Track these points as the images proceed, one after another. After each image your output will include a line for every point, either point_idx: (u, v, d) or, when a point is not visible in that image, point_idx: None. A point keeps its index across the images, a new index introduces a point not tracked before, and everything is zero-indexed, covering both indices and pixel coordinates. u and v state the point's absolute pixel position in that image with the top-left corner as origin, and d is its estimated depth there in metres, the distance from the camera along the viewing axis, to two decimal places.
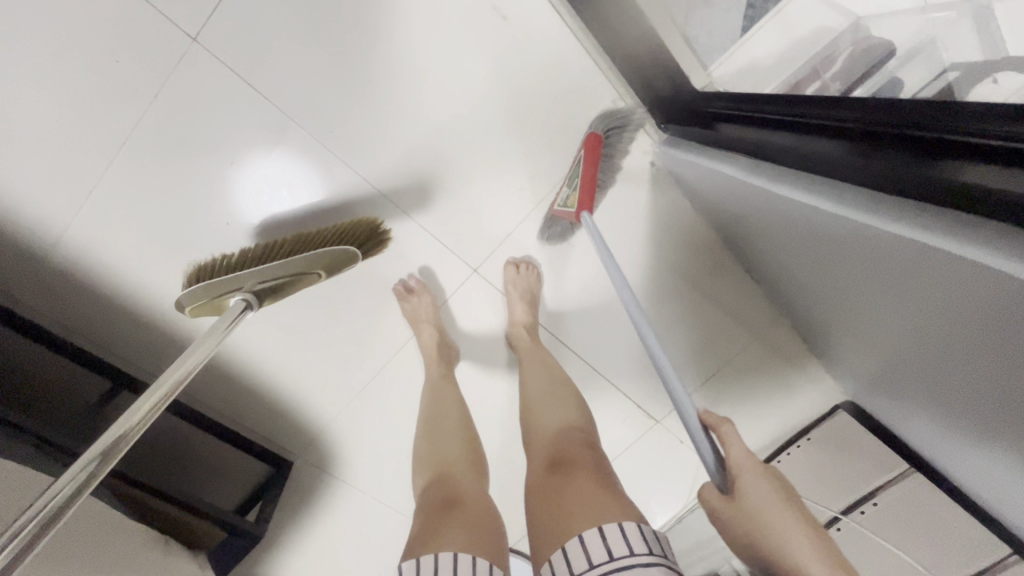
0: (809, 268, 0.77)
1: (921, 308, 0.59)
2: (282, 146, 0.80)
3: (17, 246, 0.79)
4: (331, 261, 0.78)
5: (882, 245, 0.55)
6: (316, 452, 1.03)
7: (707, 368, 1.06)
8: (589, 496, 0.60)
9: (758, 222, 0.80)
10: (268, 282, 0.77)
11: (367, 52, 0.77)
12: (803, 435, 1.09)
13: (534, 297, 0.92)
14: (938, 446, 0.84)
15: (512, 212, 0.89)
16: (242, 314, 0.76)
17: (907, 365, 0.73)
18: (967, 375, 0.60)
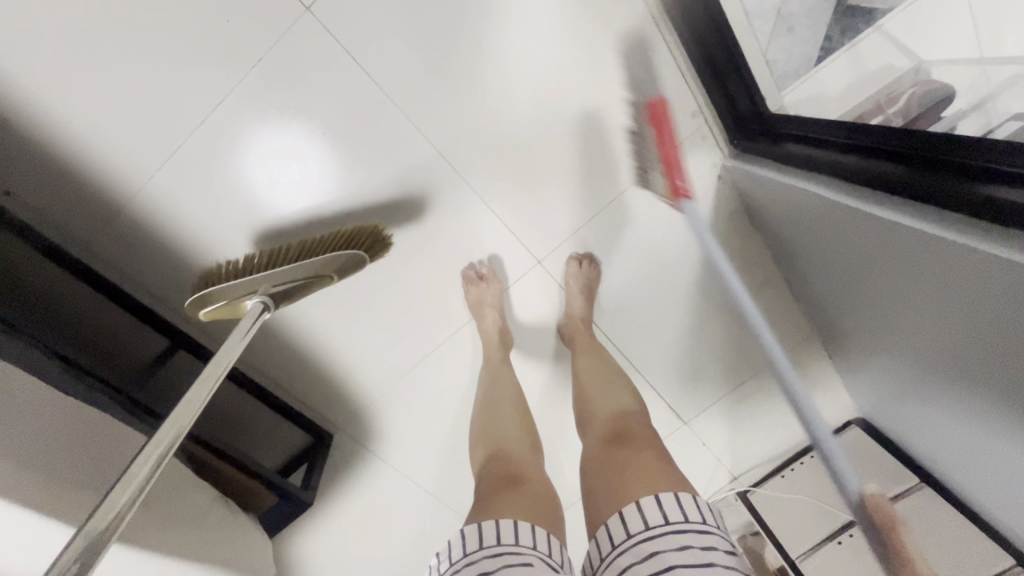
0: (856, 282, 0.84)
1: (964, 322, 0.66)
2: (293, 121, 0.80)
3: (102, 195, 0.81)
4: (338, 264, 0.80)
5: (944, 261, 0.62)
6: (357, 428, 1.04)
7: (736, 374, 1.12)
8: (647, 468, 0.57)
9: (811, 235, 0.86)
10: (280, 286, 0.79)
11: (471, 41, 0.80)
12: (818, 447, 1.17)
13: (593, 293, 0.95)
14: (948, 457, 0.91)
15: (580, 209, 0.93)
16: (260, 316, 0.78)
17: (935, 379, 0.81)
18: (997, 387, 0.67)
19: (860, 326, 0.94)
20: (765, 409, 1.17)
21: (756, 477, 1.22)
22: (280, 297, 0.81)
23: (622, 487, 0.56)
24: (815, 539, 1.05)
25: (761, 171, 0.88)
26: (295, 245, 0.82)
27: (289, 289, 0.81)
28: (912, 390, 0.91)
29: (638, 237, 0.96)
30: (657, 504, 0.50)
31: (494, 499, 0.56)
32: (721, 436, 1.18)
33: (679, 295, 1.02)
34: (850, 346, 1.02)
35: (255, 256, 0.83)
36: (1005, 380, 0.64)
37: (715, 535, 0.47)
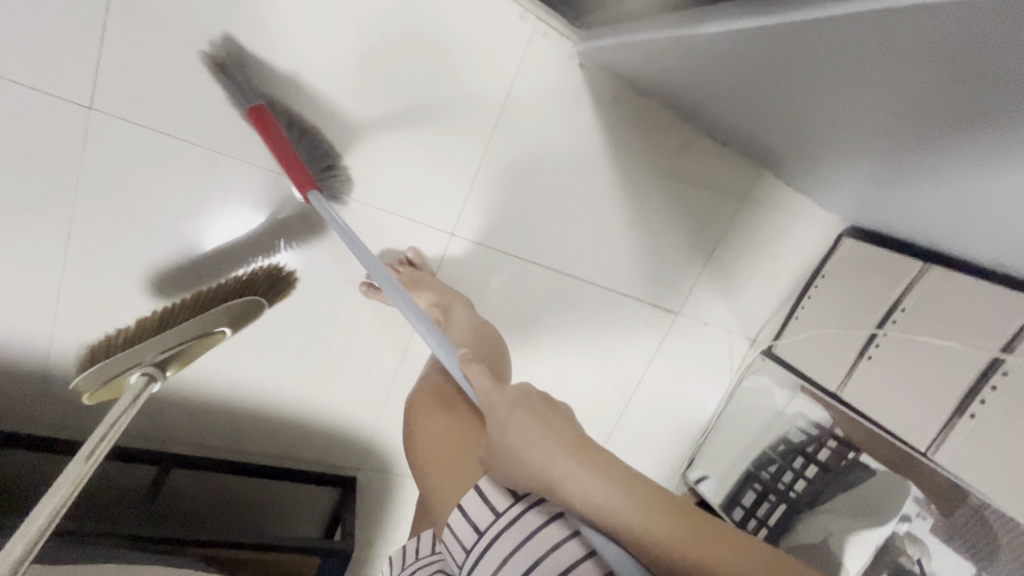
0: (773, 100, 0.76)
1: (906, 91, 0.57)
2: (234, 199, 0.79)
3: (18, 372, 0.80)
4: (230, 314, 0.78)
5: (840, 32, 0.53)
6: (373, 460, 1.05)
7: (703, 246, 1.07)
8: (449, 458, 0.62)
9: (719, 76, 0.76)
10: (169, 350, 0.75)
11: (262, 58, 0.74)
12: (818, 275, 1.13)
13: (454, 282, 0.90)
14: (961, 232, 0.82)
15: (464, 167, 0.88)
16: (147, 388, 0.72)
17: (899, 156, 0.73)
18: (979, 139, 0.58)
19: (802, 142, 0.86)
20: (749, 263, 1.12)
21: (775, 329, 1.18)
22: (172, 361, 0.77)
23: (451, 490, 0.59)
24: (848, 364, 1.02)
25: (623, 40, 0.79)
26: (182, 305, 0.79)
27: (180, 352, 0.77)
28: (896, 180, 0.81)
29: (534, 166, 0.90)
30: (492, 492, 0.53)
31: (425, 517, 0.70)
32: (720, 310, 1.14)
33: (606, 200, 0.97)
34: (811, 165, 0.93)
35: (143, 319, 0.78)
36: (986, 126, 0.55)
37: (533, 507, 0.50)
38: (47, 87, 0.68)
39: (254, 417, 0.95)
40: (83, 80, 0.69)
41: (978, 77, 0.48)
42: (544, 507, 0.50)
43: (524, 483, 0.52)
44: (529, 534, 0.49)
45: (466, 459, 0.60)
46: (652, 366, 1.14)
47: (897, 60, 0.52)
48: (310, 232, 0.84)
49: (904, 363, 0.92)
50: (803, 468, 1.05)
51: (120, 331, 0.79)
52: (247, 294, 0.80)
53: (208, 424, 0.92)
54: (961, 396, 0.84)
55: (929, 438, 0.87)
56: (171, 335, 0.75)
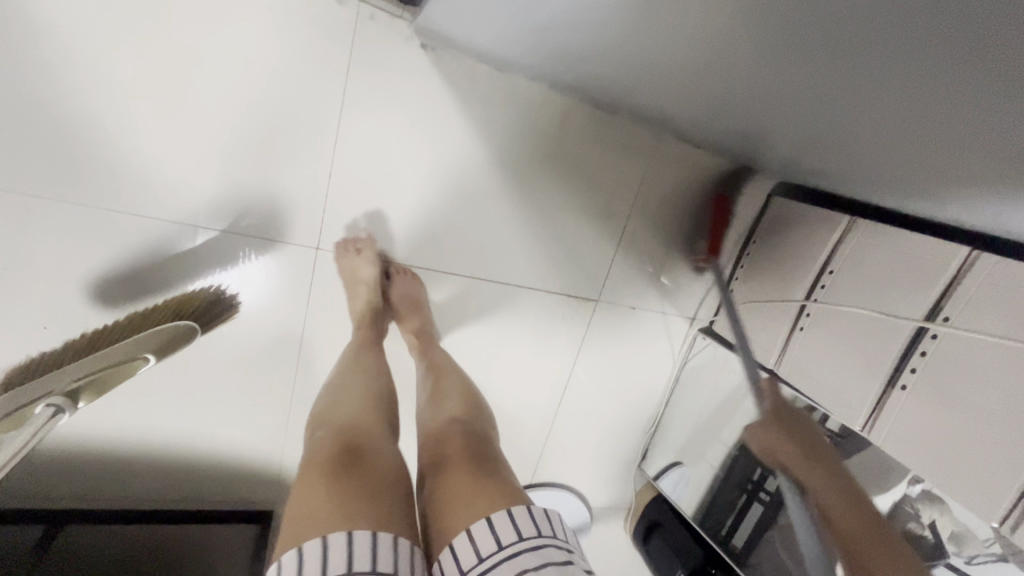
0: (660, 37, 0.62)
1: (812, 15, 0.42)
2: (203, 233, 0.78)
3: None
4: (163, 338, 0.73)
5: None
6: (289, 491, 1.00)
7: (612, 224, 0.98)
8: (474, 489, 0.59)
9: (584, 26, 0.65)
10: (87, 376, 0.67)
11: (50, 88, 0.67)
12: (750, 241, 1.04)
13: (415, 301, 0.89)
14: (892, 167, 0.67)
15: (314, 175, 0.80)
16: (53, 419, 0.63)
17: (814, 99, 0.60)
18: (853, 44, 0.43)
19: (704, 94, 0.74)
20: (670, 238, 1.02)
21: (713, 307, 1.11)
22: (84, 392, 0.68)
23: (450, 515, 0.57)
24: (782, 337, 0.92)
25: (450, 8, 0.70)
26: (116, 332, 0.75)
27: (99, 379, 0.69)
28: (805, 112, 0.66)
29: (397, 163, 0.83)
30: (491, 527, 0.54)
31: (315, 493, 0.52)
32: (646, 291, 1.05)
33: (488, 189, 0.90)
34: (708, 109, 0.80)
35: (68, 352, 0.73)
36: (913, 66, 0.41)
37: (549, 546, 0.52)
38: None
39: (147, 463, 0.90)
40: None
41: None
42: (554, 549, 0.53)
43: (545, 526, 0.55)
44: (528, 568, 0.50)
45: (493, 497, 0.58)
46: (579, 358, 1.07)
47: None
48: (161, 268, 0.78)
49: (834, 334, 0.82)
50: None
51: (43, 362, 0.72)
52: (182, 318, 0.77)
53: (97, 478, 0.88)
54: (893, 363, 0.73)
55: (864, 415, 0.77)
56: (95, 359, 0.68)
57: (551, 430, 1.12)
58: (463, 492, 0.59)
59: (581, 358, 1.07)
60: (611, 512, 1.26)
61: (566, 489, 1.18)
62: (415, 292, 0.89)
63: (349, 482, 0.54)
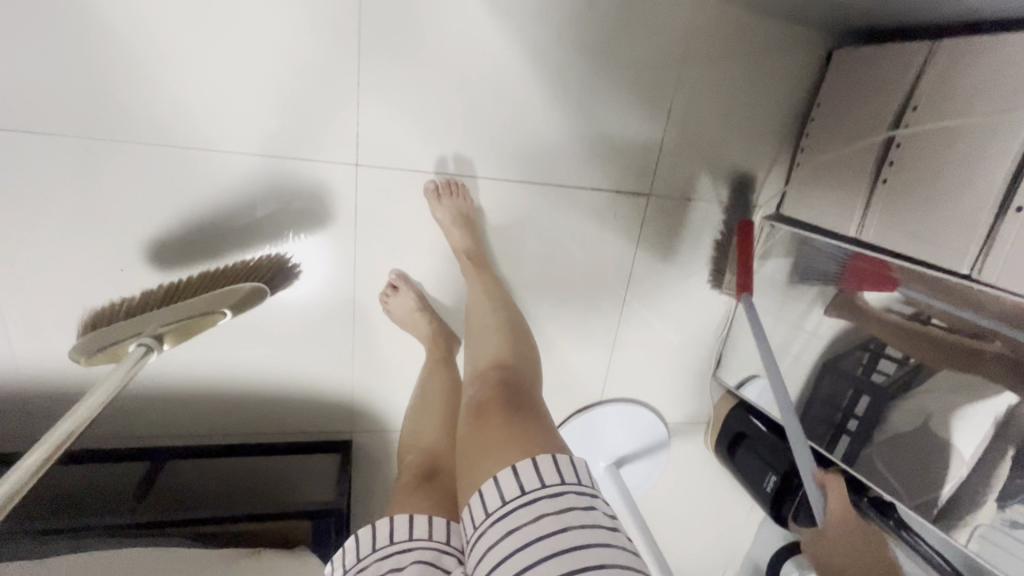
0: None
1: None
2: (248, 163, 0.81)
3: (3, 400, 0.85)
4: (239, 296, 0.75)
5: None
6: (364, 421, 1.02)
7: (658, 108, 0.92)
8: (497, 439, 0.61)
9: None
10: (171, 324, 0.70)
11: (94, 31, 0.71)
12: (814, 106, 0.95)
13: (471, 219, 0.89)
14: None
15: (348, 89, 0.80)
16: (143, 359, 0.67)
17: None
18: None
19: None
20: (724, 115, 0.94)
21: (779, 189, 1.02)
22: (170, 335, 0.71)
23: (475, 465, 0.59)
24: (862, 196, 0.84)
25: None
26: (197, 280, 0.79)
27: (180, 328, 0.71)
28: None
29: (428, 66, 0.82)
30: (529, 470, 0.55)
31: (401, 498, 0.68)
32: (703, 180, 0.98)
33: (521, 84, 0.86)
34: None
35: (153, 292, 0.76)
36: None
37: (567, 493, 0.54)
38: None
39: (233, 398, 0.95)
40: None
41: None
42: (575, 495, 0.54)
43: (571, 474, 0.56)
44: (545, 514, 0.52)
45: (516, 444, 0.59)
46: (638, 259, 1.02)
47: None
48: (216, 225, 0.83)
49: (925, 169, 0.74)
50: (902, 354, 0.87)
51: (126, 301, 0.76)
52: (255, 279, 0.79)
53: (189, 415, 0.94)
54: (1003, 187, 0.65)
55: (971, 256, 0.69)
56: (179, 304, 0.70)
57: (616, 343, 1.08)
58: (485, 443, 0.61)
59: (640, 259, 1.02)
60: (688, 428, 1.21)
61: (638, 404, 1.15)
62: (469, 209, 0.89)
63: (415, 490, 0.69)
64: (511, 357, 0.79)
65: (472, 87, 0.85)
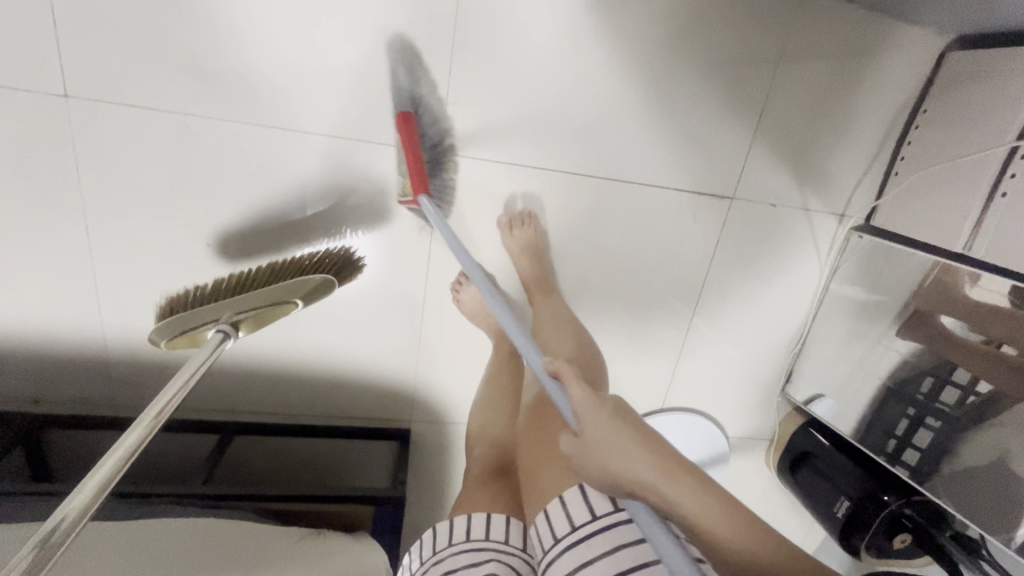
0: None
1: None
2: (334, 147, 0.81)
3: (87, 363, 0.88)
4: (307, 288, 0.77)
5: None
6: (422, 411, 1.02)
7: (747, 107, 0.88)
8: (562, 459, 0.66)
9: None
10: (244, 313, 0.74)
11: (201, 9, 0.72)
12: (919, 112, 0.89)
13: (539, 248, 0.90)
14: None
15: (438, 76, 0.80)
16: (221, 344, 0.71)
17: None
18: None
19: None
20: (819, 119, 0.90)
21: (870, 197, 0.96)
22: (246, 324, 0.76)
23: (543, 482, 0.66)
24: (975, 209, 0.79)
25: None
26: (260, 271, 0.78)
27: (256, 316, 0.76)
28: None
29: (516, 53, 0.81)
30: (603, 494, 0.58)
31: (475, 494, 0.73)
32: (787, 185, 0.94)
33: (610, 78, 0.84)
34: None
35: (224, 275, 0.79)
36: None
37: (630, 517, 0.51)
38: (29, 83, 0.72)
39: (299, 379, 0.96)
40: (53, 69, 0.72)
41: None
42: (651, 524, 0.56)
43: None
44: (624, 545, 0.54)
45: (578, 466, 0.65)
46: (712, 264, 0.98)
47: None
48: (301, 218, 0.84)
49: None
50: (968, 380, 0.84)
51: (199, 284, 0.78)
52: (322, 271, 0.80)
53: (258, 391, 0.95)
54: None
55: None
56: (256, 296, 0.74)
57: (681, 350, 1.05)
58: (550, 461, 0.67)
59: (715, 265, 0.98)
60: (749, 443, 1.16)
61: (700, 414, 1.10)
62: (540, 240, 0.90)
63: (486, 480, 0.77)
64: (571, 360, 0.84)
65: (561, 79, 0.83)
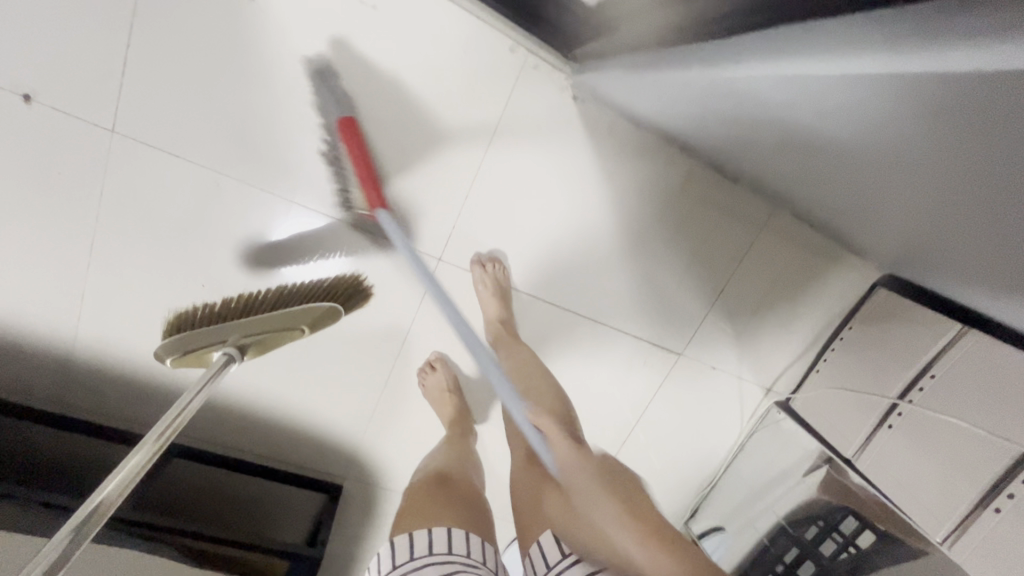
0: (789, 143, 0.72)
1: (932, 144, 0.52)
2: (346, 233, 0.89)
3: (51, 362, 0.90)
4: (312, 316, 0.84)
5: (891, 84, 0.48)
6: (358, 471, 1.07)
7: (711, 283, 1.01)
8: (567, 477, 0.67)
9: (731, 114, 0.73)
10: (250, 336, 0.82)
11: (260, 87, 0.79)
12: (845, 326, 1.04)
13: (504, 291, 0.94)
14: (992, 281, 0.70)
15: (457, 197, 0.89)
16: (226, 366, 0.79)
17: (927, 215, 0.68)
18: (975, 166, 0.50)
19: (818, 190, 0.82)
20: (766, 307, 1.04)
21: (794, 381, 1.10)
22: (251, 346, 0.83)
23: (554, 499, 0.66)
24: (864, 433, 0.92)
25: (612, 74, 0.80)
26: (265, 297, 0.83)
27: (260, 339, 0.83)
28: (911, 217, 0.71)
29: (525, 195, 0.91)
30: None
31: (425, 506, 0.73)
32: (730, 353, 1.07)
33: (603, 232, 0.95)
34: (820, 202, 0.86)
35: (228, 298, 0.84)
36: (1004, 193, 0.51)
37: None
38: (78, 111, 0.76)
39: (252, 419, 1.01)
40: (106, 106, 0.77)
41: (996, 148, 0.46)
42: None
43: None
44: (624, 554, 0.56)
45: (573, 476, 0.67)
46: (650, 403, 1.10)
47: (938, 124, 0.49)
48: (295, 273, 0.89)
49: (926, 440, 0.83)
50: (851, 531, 0.93)
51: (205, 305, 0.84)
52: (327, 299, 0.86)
53: (209, 420, 0.99)
54: (986, 488, 0.74)
55: (947, 529, 0.78)
56: (259, 323, 0.82)
57: None
58: (554, 486, 0.68)
59: (652, 403, 1.10)
60: None
61: None
62: (504, 281, 0.94)
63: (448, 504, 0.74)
64: (560, 401, 0.83)
65: (560, 228, 0.94)
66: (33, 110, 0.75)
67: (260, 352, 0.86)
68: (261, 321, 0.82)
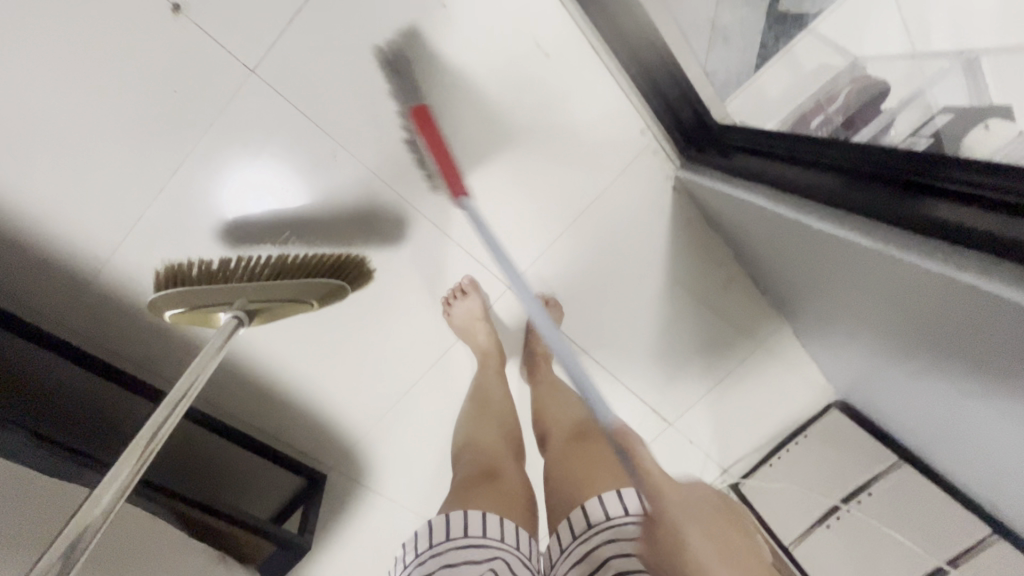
0: (807, 276, 0.91)
1: (922, 315, 0.70)
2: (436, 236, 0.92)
3: (68, 278, 0.80)
4: (323, 292, 0.81)
5: (902, 270, 0.65)
6: (348, 463, 1.05)
7: (712, 369, 1.16)
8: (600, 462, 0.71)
9: (771, 240, 0.91)
10: (258, 302, 0.79)
11: (413, 80, 0.81)
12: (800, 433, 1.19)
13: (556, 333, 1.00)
14: (927, 429, 0.92)
15: (544, 236, 0.96)
16: (233, 330, 0.78)
17: (891, 358, 0.88)
18: (952, 340, 0.68)
19: (813, 318, 1.02)
20: (747, 402, 1.20)
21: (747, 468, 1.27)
22: (257, 313, 0.81)
23: (584, 479, 0.68)
24: (804, 526, 1.08)
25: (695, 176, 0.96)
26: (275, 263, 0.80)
27: (267, 306, 0.80)
28: (878, 360, 0.92)
29: (599, 250, 0.99)
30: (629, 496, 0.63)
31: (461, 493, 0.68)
32: (706, 433, 1.22)
33: (648, 302, 1.06)
34: (810, 326, 1.07)
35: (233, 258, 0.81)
36: (966, 361, 0.69)
37: None
38: (223, 40, 0.73)
39: (261, 386, 0.96)
40: (256, 45, 0.74)
41: (972, 334, 0.63)
42: None
43: None
44: None
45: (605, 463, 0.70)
46: None
47: (928, 305, 0.67)
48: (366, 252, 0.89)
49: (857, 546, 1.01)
50: None
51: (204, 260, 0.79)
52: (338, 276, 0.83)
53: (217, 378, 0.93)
54: None
55: None
56: (268, 291, 0.79)
57: None
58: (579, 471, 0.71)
59: None
60: None
61: None
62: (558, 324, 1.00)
63: (486, 489, 0.69)
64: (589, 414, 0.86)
65: (616, 287, 1.03)
66: (176, 23, 0.70)
67: (263, 320, 0.83)
68: (270, 289, 0.79)
